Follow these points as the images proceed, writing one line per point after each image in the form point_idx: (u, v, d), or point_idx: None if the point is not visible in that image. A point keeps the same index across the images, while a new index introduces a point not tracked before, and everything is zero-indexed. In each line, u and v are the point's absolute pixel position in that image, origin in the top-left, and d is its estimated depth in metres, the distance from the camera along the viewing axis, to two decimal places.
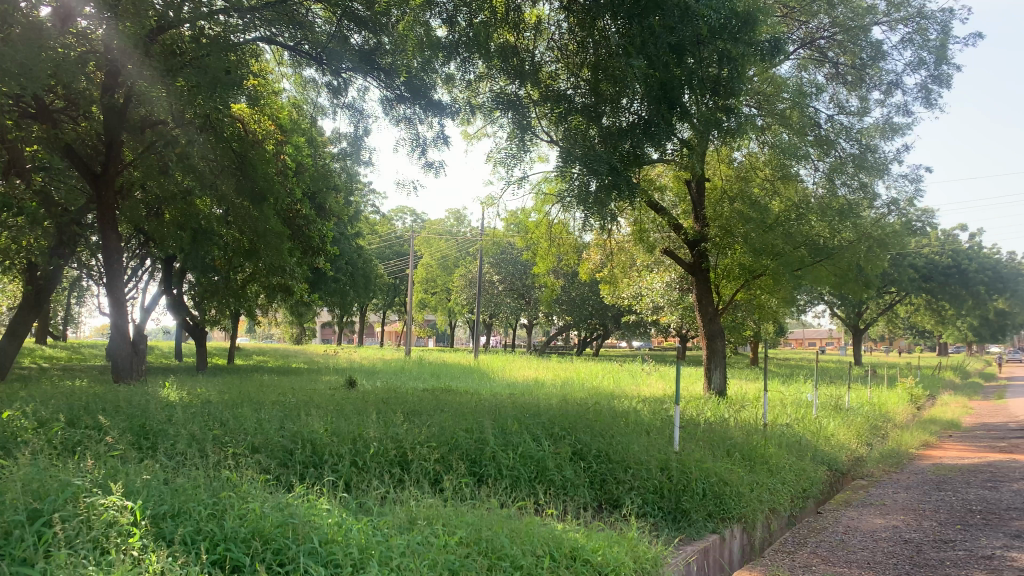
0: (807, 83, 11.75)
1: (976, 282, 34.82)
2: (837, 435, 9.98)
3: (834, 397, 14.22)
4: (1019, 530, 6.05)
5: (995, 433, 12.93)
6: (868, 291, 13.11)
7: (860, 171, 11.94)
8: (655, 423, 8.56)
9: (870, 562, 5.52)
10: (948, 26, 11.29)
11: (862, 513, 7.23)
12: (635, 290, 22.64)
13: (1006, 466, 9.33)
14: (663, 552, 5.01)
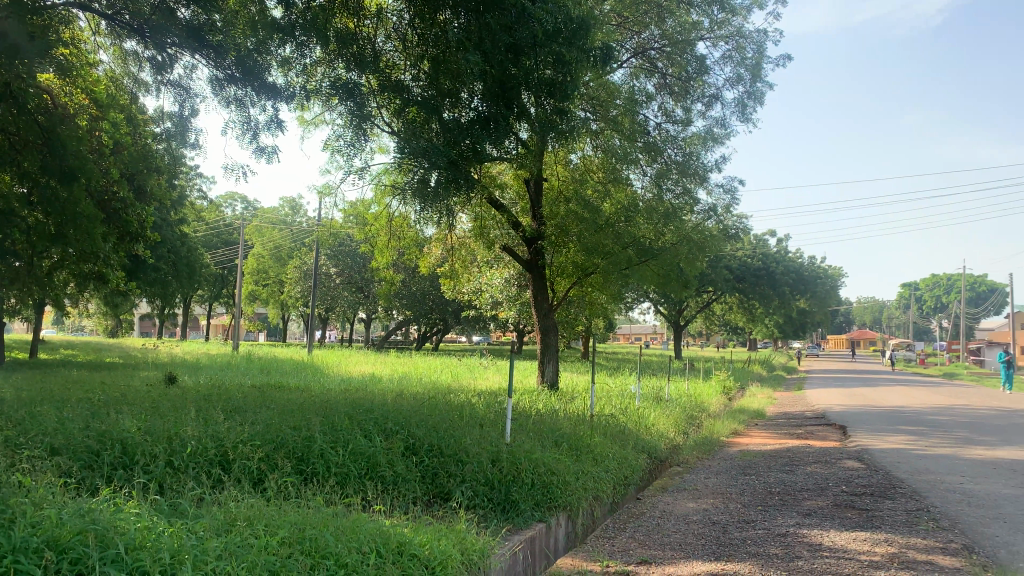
0: (638, 91, 12.31)
1: (782, 284, 38.09)
2: (657, 425, 10.57)
3: (656, 388, 15.06)
4: (809, 509, 6.69)
5: (794, 421, 14.20)
6: (689, 290, 13.98)
7: (683, 178, 12.66)
8: (488, 416, 8.67)
9: (681, 543, 5.89)
10: (763, 46, 12.24)
11: (677, 498, 7.70)
12: (473, 285, 22.87)
13: (802, 451, 10.26)
14: (490, 543, 5.08)
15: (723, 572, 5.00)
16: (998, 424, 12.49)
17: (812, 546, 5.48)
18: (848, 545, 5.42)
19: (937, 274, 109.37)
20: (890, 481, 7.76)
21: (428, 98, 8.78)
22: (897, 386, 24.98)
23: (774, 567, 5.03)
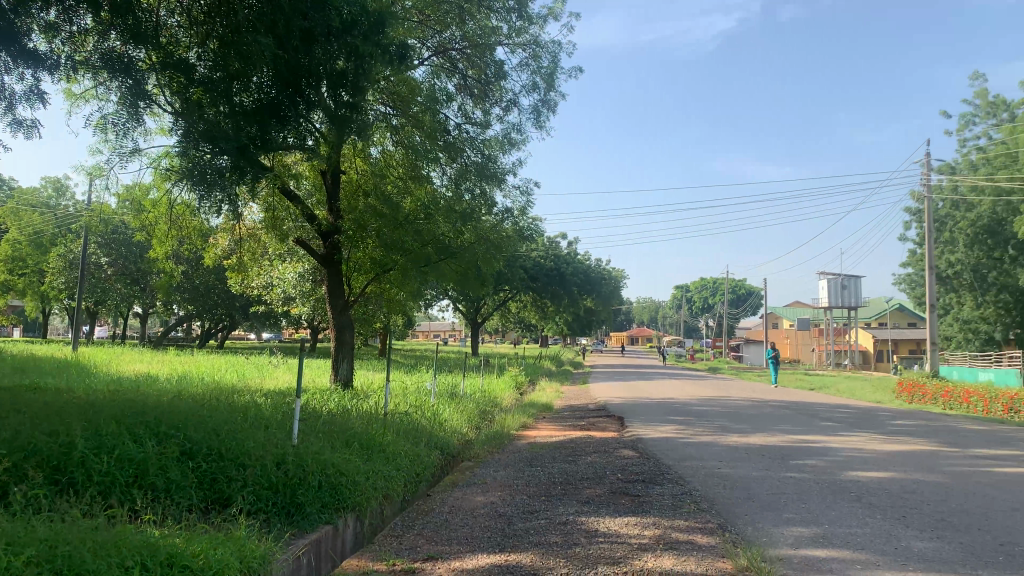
0: (438, 90, 12.38)
1: (572, 284, 40.10)
2: (450, 421, 10.72)
3: (450, 384, 15.28)
4: (588, 497, 7.08)
5: (578, 414, 14.98)
6: (485, 289, 14.31)
7: (480, 180, 12.90)
8: (275, 417, 8.35)
9: (468, 537, 6.01)
10: (557, 57, 12.79)
11: (466, 492, 7.84)
12: (264, 279, 21.92)
13: (583, 442, 10.84)
14: (272, 549, 4.88)
15: (507, 562, 5.15)
16: (753, 414, 13.92)
17: (589, 532, 5.80)
18: (621, 530, 5.79)
19: (706, 278, 120.12)
20: (660, 468, 8.40)
21: (215, 80, 8.25)
22: (669, 379, 27.15)
23: (554, 555, 5.26)
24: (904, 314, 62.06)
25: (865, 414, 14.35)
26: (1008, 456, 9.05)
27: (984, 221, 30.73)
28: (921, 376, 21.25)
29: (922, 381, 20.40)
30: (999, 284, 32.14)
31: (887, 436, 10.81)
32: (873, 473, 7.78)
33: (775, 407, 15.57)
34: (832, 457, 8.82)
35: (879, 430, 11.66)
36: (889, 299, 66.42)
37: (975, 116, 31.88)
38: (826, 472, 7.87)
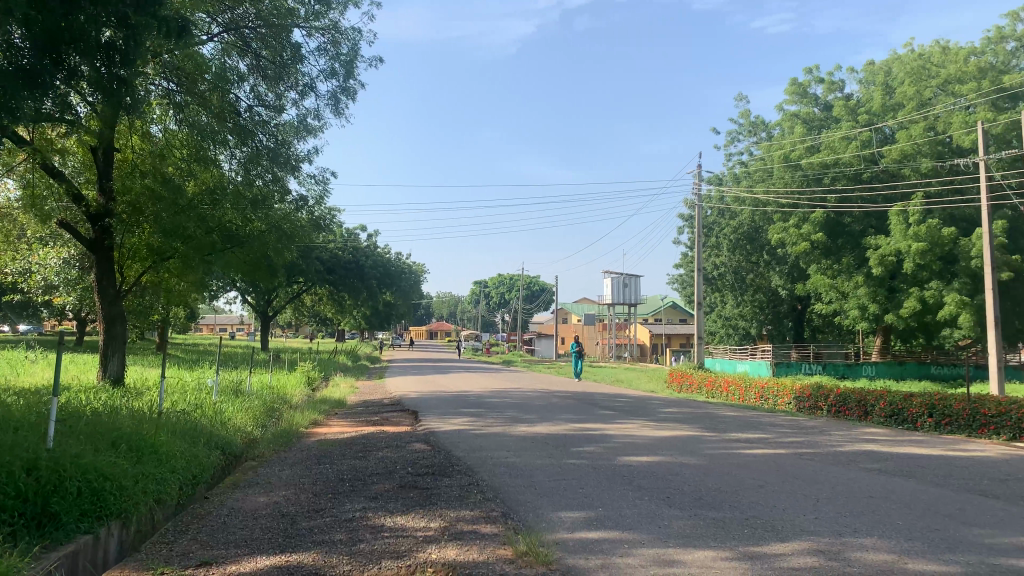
0: (228, 69, 11.69)
1: (370, 277, 39.62)
2: (232, 419, 10.19)
3: (236, 381, 14.52)
4: (376, 493, 7.02)
5: (371, 409, 14.79)
6: (275, 281, 13.74)
7: (273, 166, 12.36)
8: (28, 419, 7.47)
9: (247, 539, 5.74)
10: (357, 45, 12.55)
11: (247, 493, 7.48)
12: (19, 264, 19.59)
13: (374, 437, 10.73)
14: (17, 565, 4.38)
15: (287, 563, 4.97)
16: (540, 405, 14.50)
17: (374, 527, 5.74)
18: (407, 524, 5.80)
19: (502, 274, 123.45)
20: (449, 460, 8.52)
21: None
22: (463, 373, 27.59)
23: (336, 553, 5.16)
24: (677, 310, 67.47)
25: (640, 403, 15.44)
26: (757, 439, 10.12)
27: (745, 228, 34.11)
28: (689, 367, 23.23)
29: (690, 371, 22.41)
30: (755, 285, 35.78)
31: (658, 423, 11.68)
32: (644, 458, 8.39)
33: (561, 398, 16.32)
34: (609, 444, 9.39)
35: (651, 417, 12.59)
36: (664, 297, 71.93)
37: (739, 134, 35.32)
38: (603, 458, 8.37)
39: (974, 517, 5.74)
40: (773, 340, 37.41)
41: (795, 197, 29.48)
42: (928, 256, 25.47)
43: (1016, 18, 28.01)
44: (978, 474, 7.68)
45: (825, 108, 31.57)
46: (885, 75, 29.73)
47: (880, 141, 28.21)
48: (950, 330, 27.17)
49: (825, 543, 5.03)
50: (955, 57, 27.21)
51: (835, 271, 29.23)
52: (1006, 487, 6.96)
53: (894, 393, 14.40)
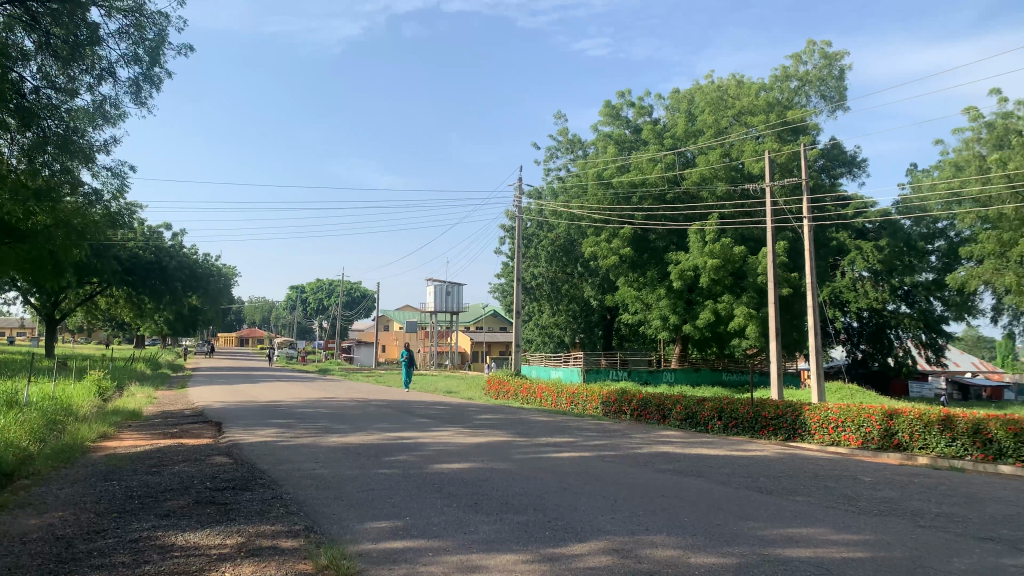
0: (11, 45, 10.52)
1: (174, 279, 37.13)
2: (3, 434, 9.12)
3: (12, 391, 13.04)
4: (169, 510, 6.55)
5: (170, 421, 13.81)
6: (61, 281, 12.47)
7: (62, 154, 11.25)
8: None
9: (11, 567, 5.13)
10: (164, 31, 11.74)
11: (16, 516, 6.69)
12: None
13: (171, 451, 10.00)
14: None
15: None
16: (354, 414, 14.21)
17: (162, 548, 5.34)
18: (200, 542, 5.45)
19: (321, 279, 120.01)
20: (253, 473, 8.13)
21: None
22: (274, 382, 26.49)
23: None
24: (496, 319, 68.70)
25: (455, 411, 15.54)
26: (564, 443, 10.49)
27: (562, 241, 35.40)
28: (505, 373, 23.69)
29: (506, 378, 22.92)
30: (569, 295, 37.12)
31: (471, 430, 11.80)
32: (455, 465, 8.45)
33: (376, 406, 16.08)
34: (422, 452, 9.36)
35: (466, 424, 12.71)
36: (484, 305, 73.06)
37: (557, 151, 36.64)
38: (414, 466, 8.32)
39: (751, 512, 6.26)
40: (584, 348, 39.01)
41: (607, 213, 30.92)
42: (721, 272, 27.54)
43: (799, 59, 31.20)
44: (756, 472, 8.43)
45: (635, 130, 33.54)
46: (688, 104, 32.08)
47: (682, 164, 30.42)
48: (738, 339, 29.61)
49: (620, 541, 5.28)
50: (747, 91, 30.15)
51: (641, 284, 31.26)
52: (779, 483, 7.68)
53: (689, 397, 15.49)
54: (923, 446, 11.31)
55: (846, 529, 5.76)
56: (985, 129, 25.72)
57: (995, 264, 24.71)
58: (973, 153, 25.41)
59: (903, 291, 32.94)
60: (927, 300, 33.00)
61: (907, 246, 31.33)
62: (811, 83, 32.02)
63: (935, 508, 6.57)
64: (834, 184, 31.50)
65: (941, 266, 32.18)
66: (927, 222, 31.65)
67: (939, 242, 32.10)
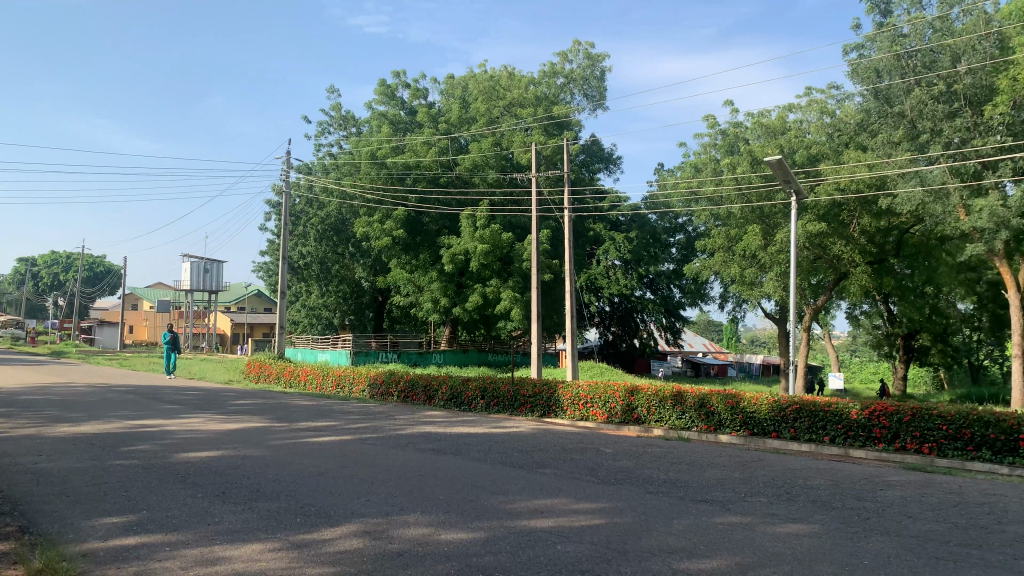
0: None
1: None
2: None
3: None
4: None
5: None
6: None
7: None
8: None
9: None
10: None
11: None
12: None
13: None
14: None
15: None
16: (90, 401, 12.89)
17: None
18: None
19: (57, 251, 107.42)
20: None
21: None
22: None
23: None
24: (261, 300, 65.68)
25: (210, 396, 14.65)
26: (325, 427, 10.27)
27: (332, 220, 34.56)
28: (267, 356, 22.71)
29: (268, 361, 21.98)
30: (339, 276, 36.23)
31: (226, 415, 11.20)
32: (203, 453, 7.97)
33: (118, 392, 14.71)
34: (166, 441, 8.70)
35: (221, 410, 12.00)
36: (247, 284, 69.54)
37: (330, 126, 35.62)
38: (157, 456, 7.73)
39: (502, 487, 6.54)
40: (354, 331, 38.51)
41: (380, 194, 30.45)
42: (490, 257, 28.37)
43: (565, 57, 32.79)
44: (510, 448, 8.81)
45: (409, 112, 33.55)
46: (462, 91, 32.54)
47: (456, 149, 30.87)
48: (504, 322, 30.81)
49: (372, 523, 5.28)
50: (517, 83, 31.37)
51: (412, 267, 31.29)
52: (530, 458, 8.10)
53: (454, 378, 15.91)
54: (658, 419, 12.48)
55: (585, 498, 6.21)
56: (720, 135, 28.70)
57: (723, 257, 27.71)
58: (709, 157, 28.30)
59: (649, 279, 36.00)
60: (668, 288, 36.32)
61: (653, 238, 34.43)
62: (576, 81, 33.81)
63: (663, 475, 7.29)
64: (592, 178, 33.43)
65: (680, 258, 35.69)
66: (670, 217, 34.68)
67: (680, 235, 35.39)
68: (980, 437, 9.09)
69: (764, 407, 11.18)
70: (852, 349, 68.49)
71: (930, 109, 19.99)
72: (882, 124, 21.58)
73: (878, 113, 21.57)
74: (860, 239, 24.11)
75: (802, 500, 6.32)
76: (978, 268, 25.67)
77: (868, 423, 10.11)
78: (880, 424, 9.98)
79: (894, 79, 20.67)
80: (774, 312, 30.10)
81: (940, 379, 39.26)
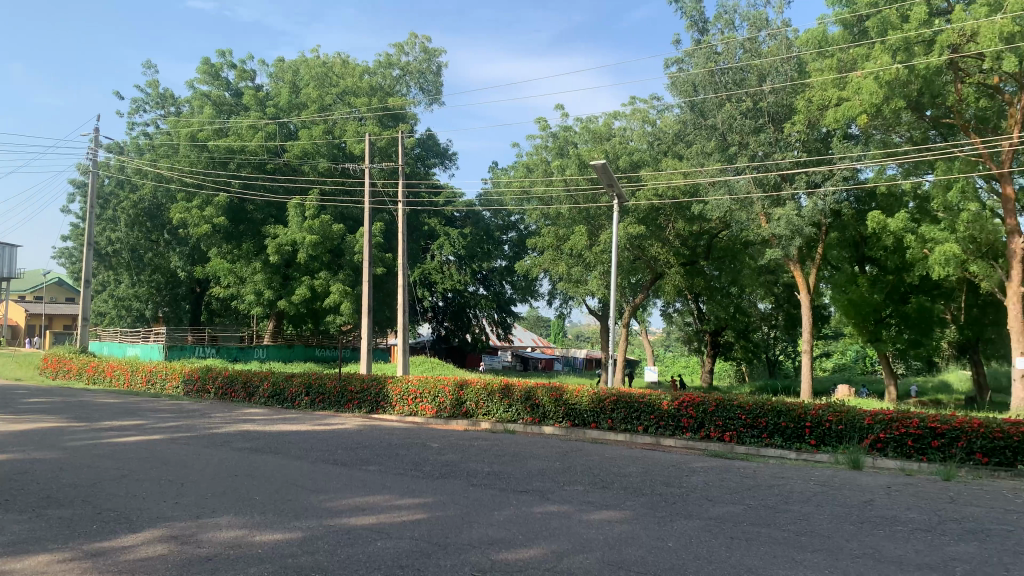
0: None
1: None
2: None
3: None
4: None
5: None
6: None
7: None
8: None
9: None
10: None
11: None
12: None
13: None
14: None
15: None
16: None
17: None
18: None
19: None
20: None
21: None
22: None
23: None
24: (61, 289, 60.05)
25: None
26: (131, 426, 9.57)
27: (146, 205, 32.30)
28: (67, 350, 20.83)
29: (68, 355, 20.18)
30: (153, 265, 33.89)
31: (13, 415, 10.15)
32: None
33: None
34: None
35: (8, 409, 10.86)
36: (45, 272, 63.35)
37: (145, 104, 33.16)
38: None
39: (323, 485, 6.38)
40: (169, 324, 36.22)
41: (199, 177, 28.72)
42: (319, 248, 27.57)
43: (401, 49, 32.47)
44: (332, 445, 8.61)
45: (235, 94, 31.91)
46: (293, 75, 31.36)
47: (285, 135, 29.68)
48: (332, 316, 30.07)
49: (179, 528, 4.97)
50: (351, 72, 30.76)
51: (235, 256, 29.80)
52: (353, 454, 7.95)
53: (277, 373, 15.38)
54: (485, 412, 12.67)
55: (407, 493, 6.19)
56: (551, 138, 29.53)
57: (552, 255, 28.52)
58: (540, 158, 29.08)
59: (481, 275, 36.44)
60: (500, 284, 36.89)
61: (486, 235, 34.90)
62: (411, 74, 33.62)
63: (485, 467, 7.41)
64: (427, 172, 33.33)
65: (512, 254, 36.39)
66: (503, 215, 35.43)
67: (512, 233, 36.19)
68: (773, 424, 9.95)
69: (585, 400, 11.64)
70: (665, 345, 72.99)
71: (739, 123, 21.71)
72: (696, 136, 22.98)
73: (693, 124, 22.87)
74: (675, 241, 25.82)
75: (615, 487, 6.65)
76: (775, 270, 28.18)
77: (677, 413, 10.79)
78: (687, 414, 10.68)
79: (709, 93, 22.07)
80: (597, 309, 31.44)
81: (742, 372, 42.57)
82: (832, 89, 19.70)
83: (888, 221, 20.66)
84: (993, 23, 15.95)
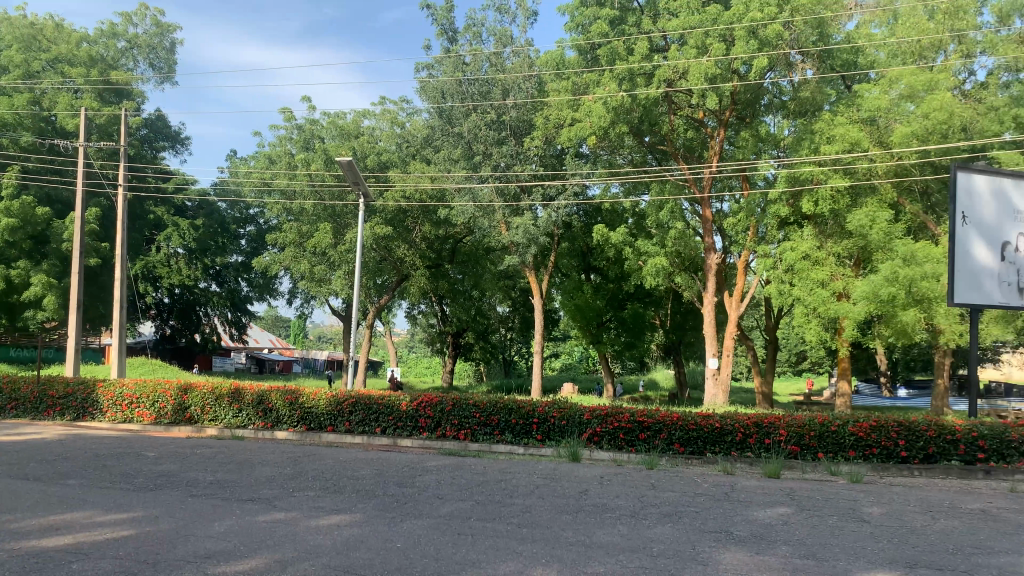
0: None
1: None
2: None
3: None
4: None
5: None
6: None
7: None
8: None
9: None
10: None
11: None
12: None
13: None
14: None
15: None
16: None
17: None
18: None
19: None
20: None
21: None
22: None
23: None
24: None
25: None
26: None
27: None
28: None
29: None
30: None
31: None
32: None
33: None
34: None
35: None
36: None
37: None
38: None
39: (9, 504, 5.57)
40: None
41: None
42: (18, 233, 24.32)
43: (128, 19, 29.55)
44: (25, 457, 7.58)
45: None
46: None
47: None
48: (33, 311, 26.53)
49: None
50: (67, 38, 27.48)
51: None
52: (49, 468, 7.06)
53: None
54: (212, 418, 11.90)
55: (114, 508, 5.62)
56: (296, 131, 28.56)
57: (294, 252, 27.07)
58: (284, 150, 27.88)
59: (214, 271, 34.39)
60: (235, 281, 35.08)
61: (220, 228, 33.01)
62: (140, 48, 30.74)
63: (208, 476, 6.95)
64: (155, 156, 30.73)
65: (250, 250, 34.90)
66: (240, 208, 34.24)
67: (250, 227, 35.04)
68: (505, 422, 10.43)
69: (322, 402, 11.37)
70: (409, 345, 73.69)
71: (483, 134, 22.40)
72: (444, 141, 23.49)
73: (441, 130, 23.33)
74: (420, 244, 26.10)
75: (346, 491, 6.56)
76: (513, 276, 29.71)
77: (415, 414, 10.89)
78: (425, 413, 10.83)
79: (456, 102, 22.66)
80: (339, 309, 30.92)
81: (479, 372, 44.10)
82: (567, 109, 21.23)
83: (610, 234, 22.55)
84: (701, 64, 18.13)
